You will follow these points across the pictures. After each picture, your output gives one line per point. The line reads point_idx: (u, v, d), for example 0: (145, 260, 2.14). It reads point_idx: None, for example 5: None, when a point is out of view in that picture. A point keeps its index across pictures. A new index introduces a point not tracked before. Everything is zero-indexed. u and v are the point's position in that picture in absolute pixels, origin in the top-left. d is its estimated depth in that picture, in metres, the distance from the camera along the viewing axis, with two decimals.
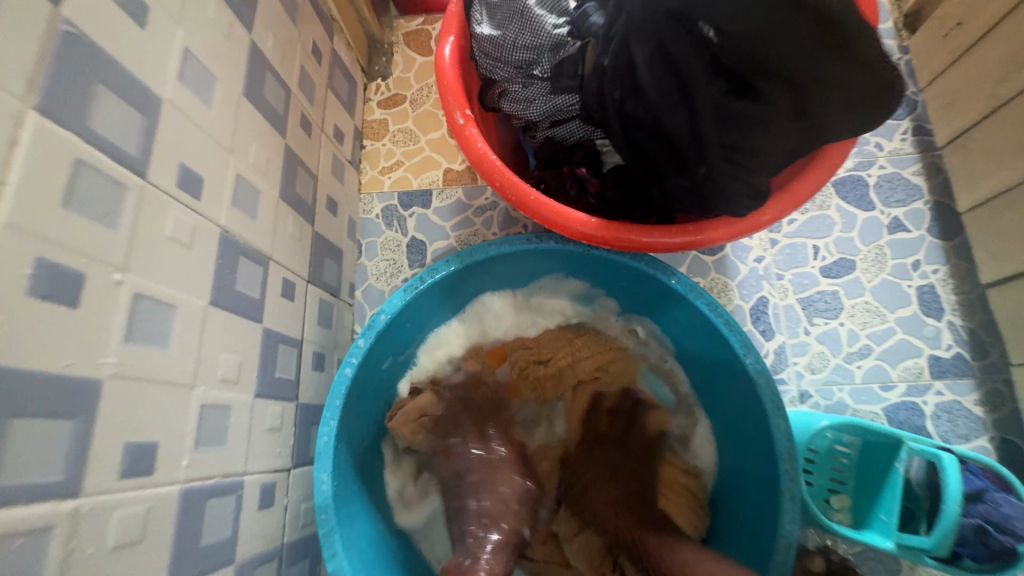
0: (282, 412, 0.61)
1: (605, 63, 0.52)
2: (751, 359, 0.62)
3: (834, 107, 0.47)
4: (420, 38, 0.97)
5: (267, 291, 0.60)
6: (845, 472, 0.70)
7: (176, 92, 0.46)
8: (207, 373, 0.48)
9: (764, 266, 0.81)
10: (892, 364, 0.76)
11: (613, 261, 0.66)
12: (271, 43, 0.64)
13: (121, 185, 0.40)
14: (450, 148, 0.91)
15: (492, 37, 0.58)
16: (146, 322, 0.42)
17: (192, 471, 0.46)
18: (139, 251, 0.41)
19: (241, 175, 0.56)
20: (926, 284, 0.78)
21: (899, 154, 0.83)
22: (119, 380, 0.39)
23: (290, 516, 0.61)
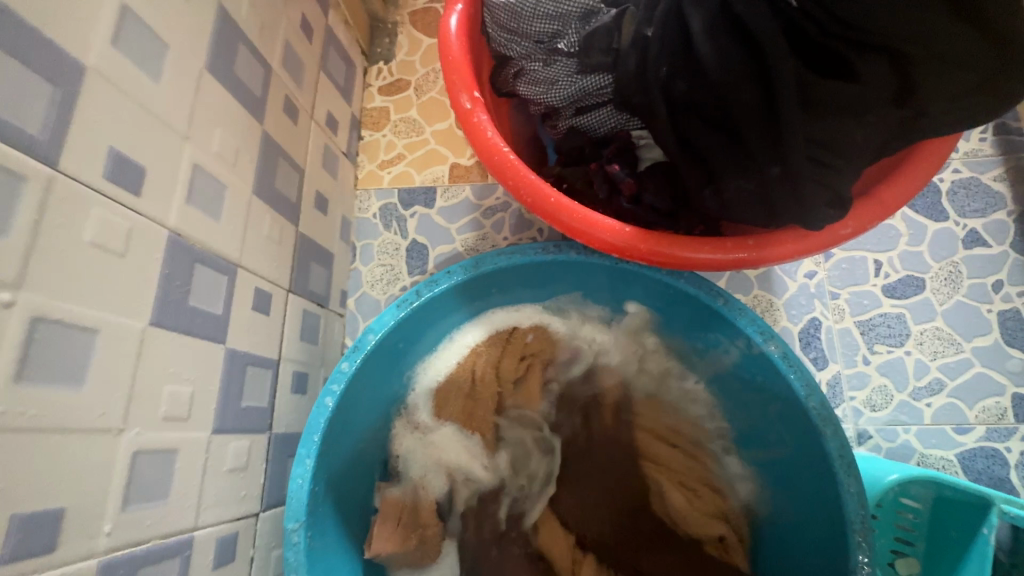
0: (251, 447, 0.52)
1: (649, 33, 0.43)
2: (815, 404, 0.53)
3: (950, 92, 0.38)
4: (427, 17, 0.87)
5: (234, 305, 0.50)
6: (913, 531, 0.60)
7: (106, 61, 0.37)
8: (144, 411, 0.39)
9: (817, 283, 0.70)
10: (967, 402, 0.65)
11: (648, 279, 0.57)
12: (247, 11, 0.54)
13: (14, 176, 0.30)
14: (457, 141, 0.81)
15: (507, 3, 0.48)
16: (50, 354, 0.32)
17: (117, 537, 0.36)
18: (41, 262, 0.32)
19: (201, 167, 0.46)
20: (1009, 309, 0.67)
21: (978, 155, 0.72)
22: (6, 433, 0.30)
23: (258, 569, 0.52)
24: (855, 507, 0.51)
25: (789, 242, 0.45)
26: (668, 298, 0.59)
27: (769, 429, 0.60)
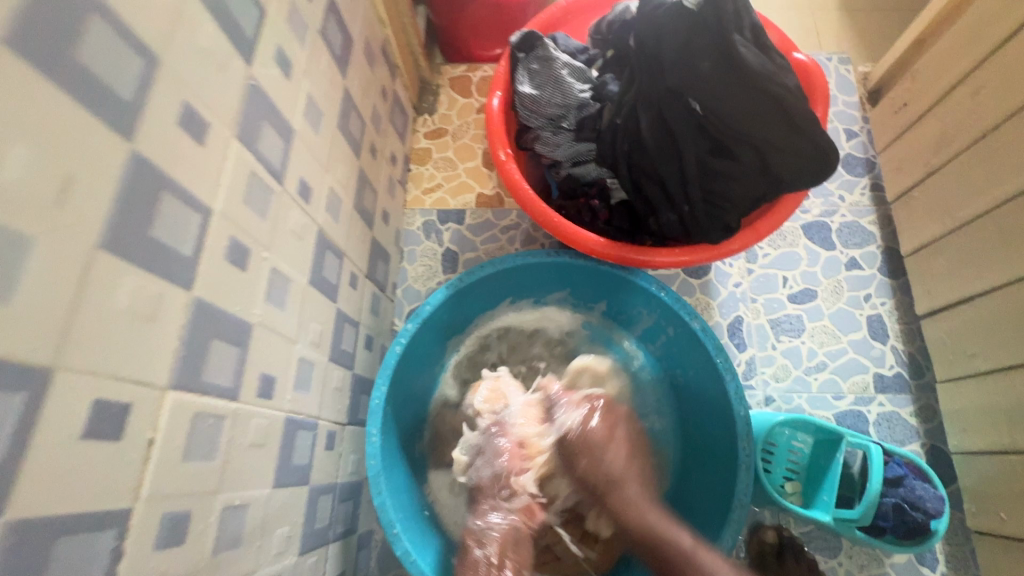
0: (343, 377, 0.76)
1: (618, 122, 0.70)
2: (721, 358, 0.77)
3: (787, 167, 0.65)
4: (463, 83, 1.16)
5: (341, 279, 0.76)
6: (798, 463, 0.84)
7: (302, 125, 0.63)
8: (304, 334, 0.64)
9: (741, 290, 0.97)
10: (843, 378, 0.91)
11: (613, 275, 0.82)
12: (356, 87, 0.81)
13: (271, 190, 0.56)
14: (483, 176, 1.09)
15: (531, 95, 0.75)
16: (276, 289, 0.57)
17: (291, 405, 0.61)
18: (276, 237, 0.57)
19: (332, 187, 0.72)
20: (875, 314, 0.94)
21: (858, 205, 0.99)
22: (261, 327, 0.54)
23: (343, 462, 0.76)
24: (743, 423, 0.74)
25: (700, 253, 0.71)
26: (632, 293, 0.84)
27: (694, 386, 0.84)
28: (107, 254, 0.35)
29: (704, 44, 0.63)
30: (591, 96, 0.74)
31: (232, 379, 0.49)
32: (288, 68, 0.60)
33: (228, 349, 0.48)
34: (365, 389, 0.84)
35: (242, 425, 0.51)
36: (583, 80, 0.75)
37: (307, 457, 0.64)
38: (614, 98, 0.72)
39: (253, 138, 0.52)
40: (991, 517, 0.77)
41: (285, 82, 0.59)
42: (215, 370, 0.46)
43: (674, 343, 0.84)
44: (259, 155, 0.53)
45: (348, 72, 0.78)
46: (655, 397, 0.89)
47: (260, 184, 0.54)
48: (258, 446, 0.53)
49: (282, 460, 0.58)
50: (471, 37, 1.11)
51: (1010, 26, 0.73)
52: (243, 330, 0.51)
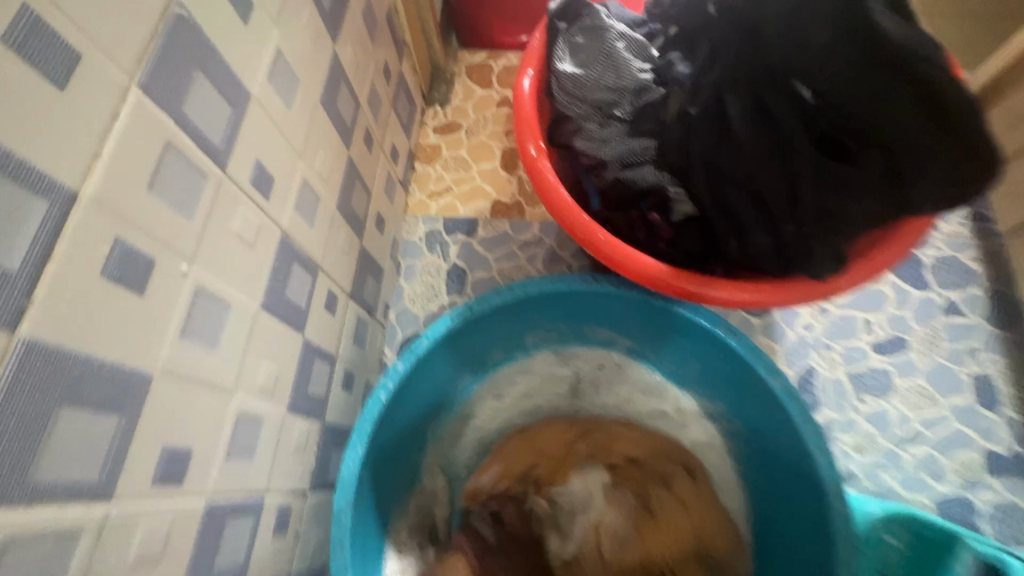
0: (308, 430, 0.58)
1: (692, 111, 0.52)
2: (811, 434, 0.58)
3: None
4: (482, 73, 0.99)
5: (313, 301, 0.57)
6: (895, 571, 0.65)
7: (264, 92, 0.46)
8: (248, 380, 0.45)
9: (814, 335, 0.78)
10: (944, 453, 0.73)
11: (668, 311, 0.64)
12: (350, 57, 0.64)
13: (202, 175, 0.38)
14: (500, 181, 0.91)
15: (574, 75, 0.58)
16: (202, 319, 0.39)
17: (219, 484, 0.42)
18: (207, 244, 0.39)
19: (306, 180, 0.55)
20: (982, 373, 0.76)
21: (955, 237, 0.83)
22: (168, 378, 0.36)
23: (300, 545, 0.57)
24: (843, 523, 0.55)
25: (795, 291, 0.54)
26: (687, 335, 0.66)
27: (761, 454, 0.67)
28: None
29: (830, 8, 0.45)
30: (652, 78, 0.57)
31: (100, 467, 0.31)
32: (245, 8, 0.42)
33: (94, 421, 0.30)
34: (339, 442, 0.65)
35: (114, 537, 0.32)
36: (642, 58, 0.58)
37: (242, 552, 0.46)
38: (686, 81, 0.54)
39: (172, 94, 0.35)
40: None
41: (236, 24, 0.41)
42: (59, 460, 0.29)
43: (737, 400, 0.67)
44: (181, 122, 0.36)
45: (339, 37, 0.61)
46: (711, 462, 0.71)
47: (181, 164, 0.36)
48: (149, 562, 0.35)
49: (194, 573, 0.40)
50: (494, 17, 0.94)
51: None
52: (127, 384, 0.33)
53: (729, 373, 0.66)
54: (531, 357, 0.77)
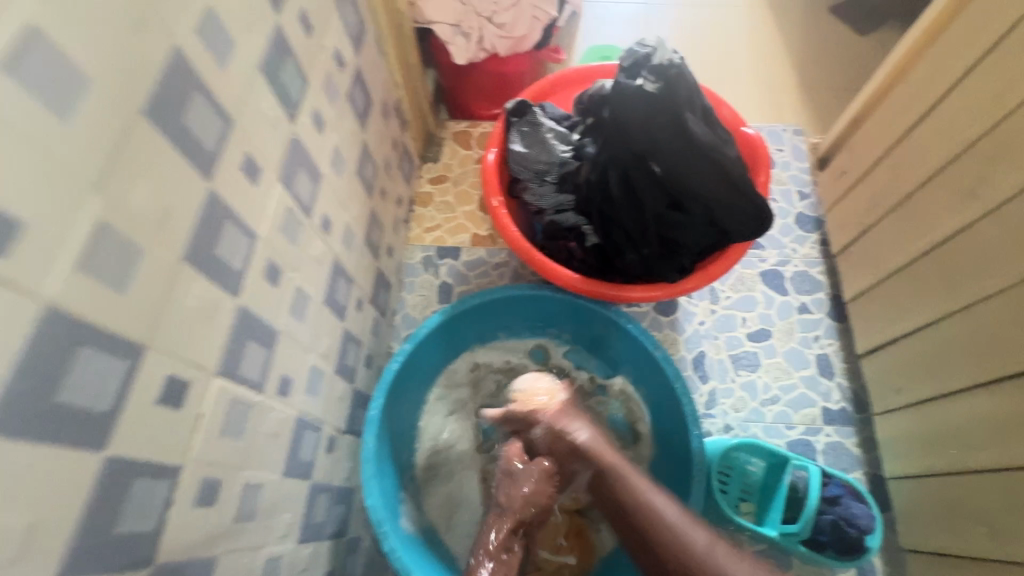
0: (345, 389, 0.86)
1: (593, 178, 0.83)
2: (679, 384, 0.89)
3: (731, 221, 0.79)
4: (464, 137, 1.31)
5: (349, 302, 0.86)
6: (752, 486, 0.93)
7: (328, 171, 0.76)
8: (316, 346, 0.74)
9: (705, 328, 1.08)
10: (795, 410, 1.01)
11: (589, 308, 0.95)
12: (372, 139, 0.95)
13: (300, 223, 0.68)
14: (478, 218, 1.22)
15: (520, 152, 0.89)
16: (298, 305, 0.68)
17: (302, 406, 0.70)
18: (302, 262, 0.68)
19: (347, 222, 0.84)
20: (823, 353, 1.05)
21: (808, 256, 1.12)
22: (284, 335, 0.64)
23: (339, 467, 0.84)
24: (697, 440, 0.85)
25: (661, 291, 0.84)
26: (604, 324, 0.96)
27: (656, 408, 0.96)
28: (187, 264, 0.46)
29: (665, 121, 0.75)
30: (571, 156, 0.88)
31: (259, 375, 0.59)
32: (320, 125, 0.73)
33: (259, 349, 0.59)
34: (362, 403, 0.93)
35: (264, 415, 0.60)
36: (565, 142, 0.89)
37: (310, 453, 0.73)
38: (590, 159, 0.84)
39: (290, 180, 0.65)
40: (918, 534, 0.86)
41: (316, 135, 0.72)
42: (248, 366, 0.57)
43: (640, 370, 0.97)
44: (293, 194, 0.65)
45: (366, 127, 0.91)
46: (624, 427, 1.00)
47: (293, 217, 0.65)
48: (274, 436, 0.63)
49: (290, 454, 0.67)
50: (473, 98, 1.27)
51: (919, 112, 0.87)
52: (269, 333, 0.61)
53: (630, 349, 0.96)
54: (498, 348, 1.05)
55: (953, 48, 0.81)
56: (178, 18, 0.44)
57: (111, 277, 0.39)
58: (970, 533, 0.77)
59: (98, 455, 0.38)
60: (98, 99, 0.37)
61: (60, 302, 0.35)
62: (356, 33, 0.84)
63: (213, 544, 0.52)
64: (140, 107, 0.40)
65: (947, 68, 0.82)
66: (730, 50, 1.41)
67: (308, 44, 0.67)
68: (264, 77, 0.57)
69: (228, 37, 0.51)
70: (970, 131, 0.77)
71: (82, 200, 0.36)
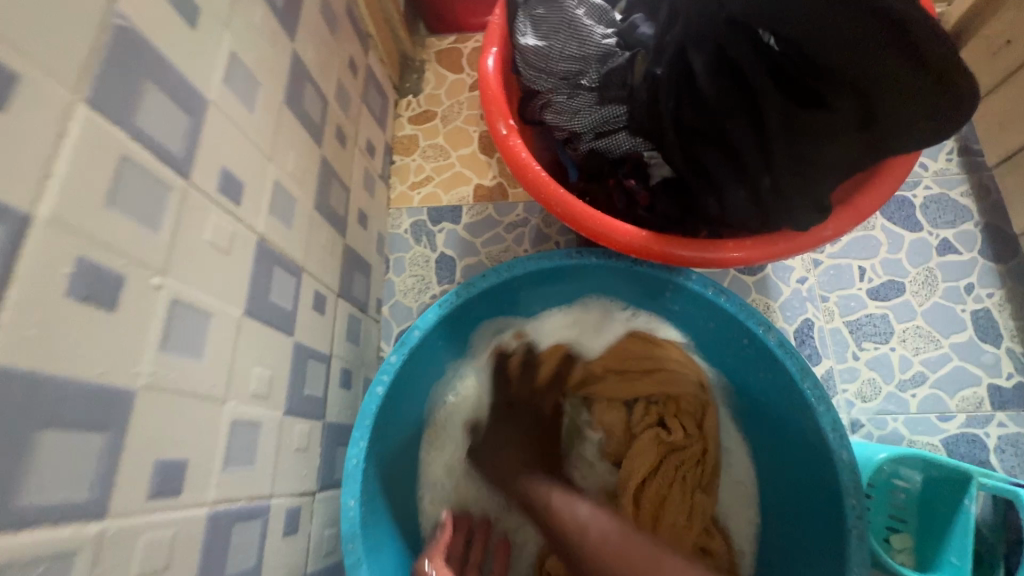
0: (310, 431, 0.58)
1: (658, 72, 0.51)
2: (808, 385, 0.59)
3: (906, 120, 0.45)
4: (452, 56, 0.97)
5: (299, 304, 0.57)
6: (905, 508, 0.65)
7: (222, 96, 0.45)
8: (239, 388, 0.45)
9: (808, 287, 0.77)
10: (949, 393, 0.72)
11: (657, 278, 0.65)
12: (311, 53, 0.63)
13: (163, 186, 0.38)
14: (481, 165, 0.90)
15: (537, 48, 0.57)
16: (182, 332, 0.39)
17: (221, 492, 0.42)
18: (179, 255, 0.39)
19: (279, 182, 0.54)
20: (981, 308, 0.75)
21: (946, 174, 0.80)
22: (153, 393, 0.36)
23: (313, 543, 0.58)
24: (848, 471, 0.56)
25: (782, 244, 0.54)
26: (676, 297, 0.66)
27: (757, 411, 0.68)
28: None
29: None
30: (616, 43, 0.56)
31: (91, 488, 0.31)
32: (190, 11, 0.41)
33: (76, 442, 0.31)
34: (342, 439, 0.66)
35: (114, 552, 0.33)
36: (604, 23, 0.57)
37: (252, 556, 0.46)
38: (649, 43, 0.53)
39: (122, 106, 0.34)
40: None
41: (182, 29, 0.40)
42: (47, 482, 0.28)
43: (735, 361, 0.68)
44: (136, 135, 0.35)
45: (297, 33, 0.60)
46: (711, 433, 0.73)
47: (139, 178, 0.35)
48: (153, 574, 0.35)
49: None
50: None
51: None
52: (111, 402, 0.33)
53: (717, 329, 0.66)
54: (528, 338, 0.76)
55: None
56: None
57: None
58: None
59: None
60: None
61: None
62: None
63: None
64: None
65: None
66: None
67: None
68: None
69: None
70: None
71: None
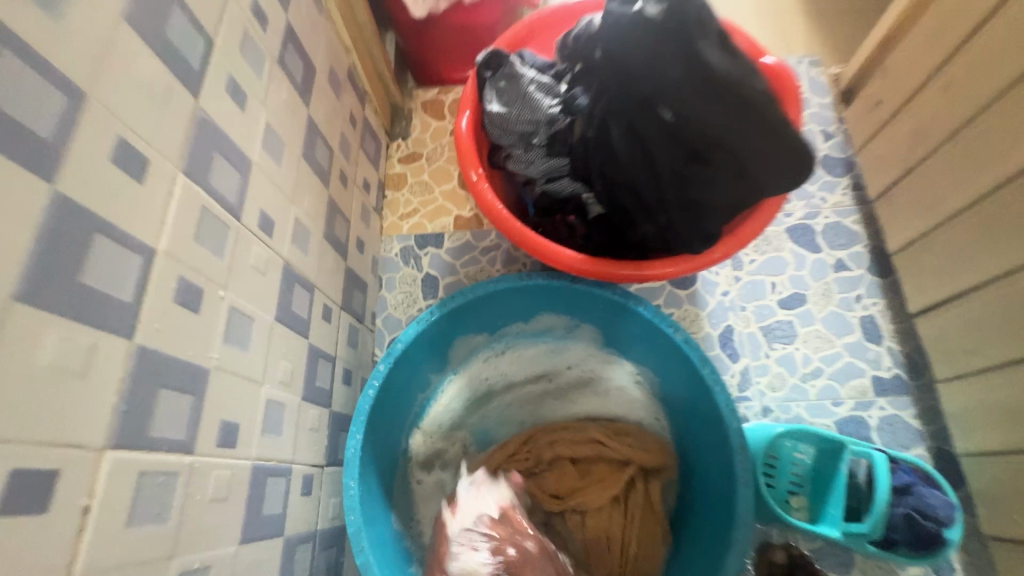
0: (320, 415, 0.72)
1: (589, 136, 0.69)
2: (708, 369, 0.75)
3: (767, 171, 0.63)
4: (436, 106, 1.14)
5: (312, 313, 0.72)
6: (801, 476, 0.80)
7: (261, 156, 0.61)
8: (271, 375, 0.60)
9: (730, 299, 0.94)
10: (841, 383, 0.88)
11: (595, 293, 0.81)
12: (321, 114, 0.80)
13: (226, 226, 0.53)
14: (460, 198, 1.06)
15: (500, 114, 0.73)
16: (236, 330, 0.54)
17: (258, 451, 0.57)
18: (234, 274, 0.54)
19: (298, 218, 0.70)
20: (867, 314, 0.92)
21: (840, 206, 0.98)
22: (219, 372, 0.51)
23: (322, 507, 0.71)
24: (737, 435, 0.72)
25: (681, 263, 0.71)
26: (609, 309, 0.83)
27: (676, 402, 0.84)
28: (23, 306, 0.32)
29: (672, 51, 0.59)
30: (560, 111, 0.72)
31: (186, 432, 0.45)
32: (242, 99, 0.57)
33: (180, 400, 0.45)
34: (344, 426, 0.80)
35: (200, 479, 0.47)
36: (551, 94, 0.73)
37: (279, 505, 0.60)
38: (583, 113, 0.70)
39: (203, 171, 0.50)
40: (1004, 519, 0.73)
41: (236, 112, 0.56)
42: (162, 423, 0.43)
43: (659, 361, 0.83)
44: (209, 190, 0.51)
45: (311, 101, 0.76)
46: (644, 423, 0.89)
47: (212, 220, 0.51)
48: (219, 501, 0.49)
49: (250, 515, 0.54)
50: (441, 59, 1.10)
51: (970, 22, 0.73)
52: (198, 375, 0.47)
53: (642, 334, 0.82)
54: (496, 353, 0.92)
55: None
56: None
57: None
58: None
59: None
60: None
61: None
62: None
63: None
64: None
65: None
66: None
67: None
68: (134, 32, 0.42)
69: None
70: None
71: None
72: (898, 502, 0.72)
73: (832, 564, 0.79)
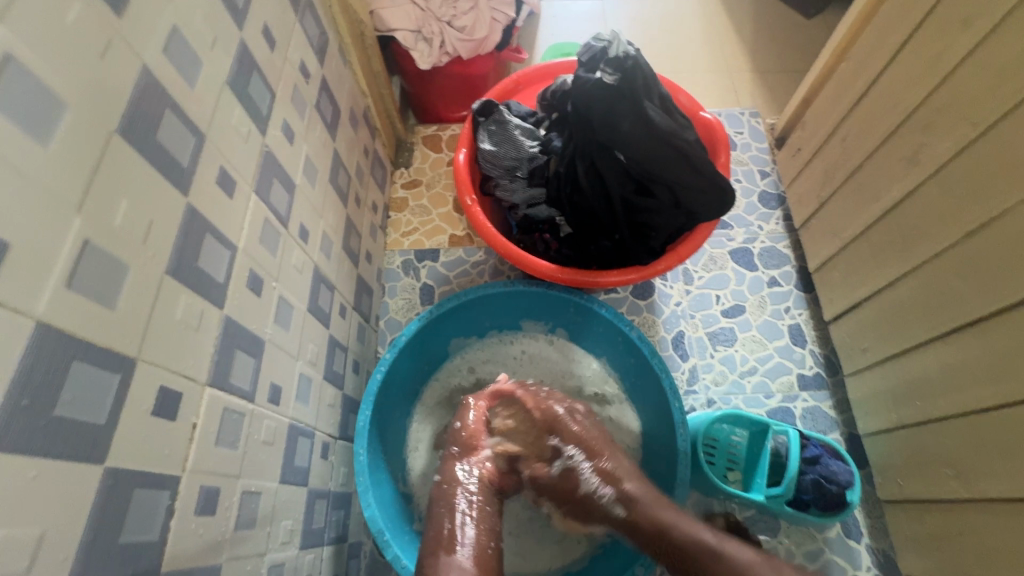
0: (335, 394, 0.87)
1: (562, 170, 0.86)
2: (656, 360, 0.92)
3: (696, 202, 0.82)
4: (434, 140, 1.32)
5: (332, 309, 0.87)
6: (737, 455, 0.95)
7: (302, 180, 0.77)
8: (303, 354, 0.75)
9: (682, 308, 1.12)
10: (772, 379, 1.06)
11: (566, 299, 0.98)
12: (343, 147, 0.96)
13: (278, 233, 0.69)
14: (454, 219, 1.23)
15: (490, 152, 0.91)
16: (283, 314, 0.69)
17: (294, 412, 0.71)
18: (282, 271, 0.69)
19: (325, 230, 0.86)
20: (794, 323, 1.10)
21: (774, 232, 1.17)
22: (271, 346, 0.66)
23: (335, 471, 0.85)
24: (678, 412, 0.88)
25: (634, 273, 0.86)
26: (578, 312, 0.99)
27: (633, 390, 1.00)
28: (171, 278, 0.47)
29: (624, 108, 0.78)
30: (539, 151, 0.90)
31: (249, 385, 0.60)
32: (291, 136, 0.74)
33: (247, 359, 0.60)
34: (353, 408, 0.94)
35: (258, 423, 0.61)
36: (532, 138, 0.91)
37: (306, 458, 0.74)
38: (558, 152, 0.87)
39: (266, 192, 0.66)
40: (893, 485, 0.91)
41: (287, 146, 0.73)
42: (238, 374, 0.57)
43: (619, 356, 1.00)
44: (269, 206, 0.66)
45: (336, 136, 0.93)
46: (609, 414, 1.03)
47: (270, 228, 0.66)
48: (268, 443, 0.63)
49: (287, 461, 0.68)
50: (440, 101, 1.28)
51: (858, 91, 0.93)
52: (258, 344, 0.62)
53: (604, 332, 0.99)
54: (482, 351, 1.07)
55: (887, 25, 0.86)
56: (145, 37, 0.45)
57: (101, 293, 0.40)
58: (936, 476, 0.82)
59: (99, 467, 0.39)
60: (75, 122, 0.38)
61: (52, 319, 0.36)
62: (319, 44, 0.85)
63: (216, 552, 0.53)
64: (114, 126, 0.41)
65: (884, 42, 0.86)
66: (685, 41, 1.45)
67: (273, 58, 0.68)
68: (231, 92, 0.58)
69: (195, 54, 0.52)
70: (908, 102, 0.82)
71: (65, 220, 0.37)
72: (809, 470, 0.88)
73: (762, 529, 0.95)
